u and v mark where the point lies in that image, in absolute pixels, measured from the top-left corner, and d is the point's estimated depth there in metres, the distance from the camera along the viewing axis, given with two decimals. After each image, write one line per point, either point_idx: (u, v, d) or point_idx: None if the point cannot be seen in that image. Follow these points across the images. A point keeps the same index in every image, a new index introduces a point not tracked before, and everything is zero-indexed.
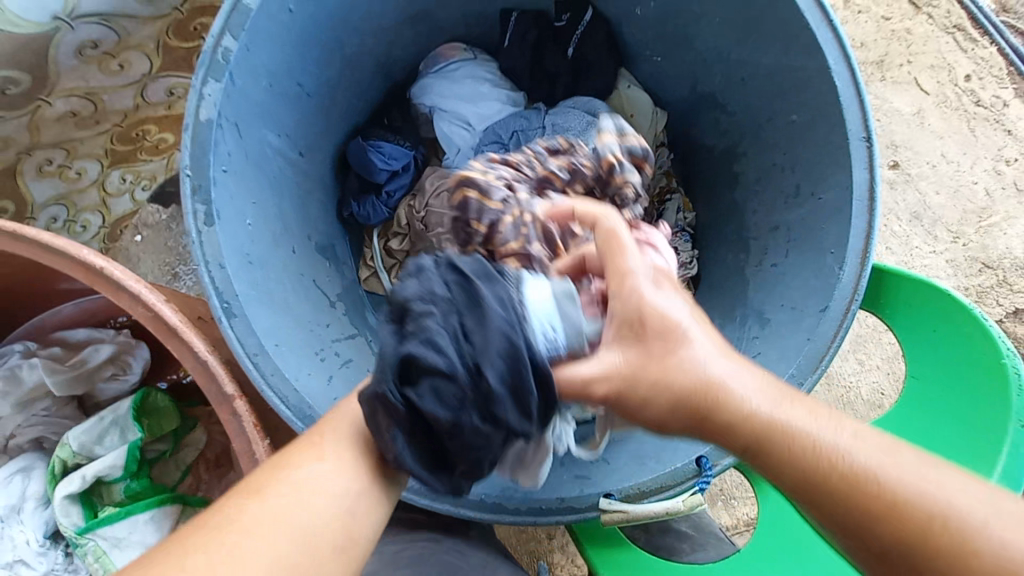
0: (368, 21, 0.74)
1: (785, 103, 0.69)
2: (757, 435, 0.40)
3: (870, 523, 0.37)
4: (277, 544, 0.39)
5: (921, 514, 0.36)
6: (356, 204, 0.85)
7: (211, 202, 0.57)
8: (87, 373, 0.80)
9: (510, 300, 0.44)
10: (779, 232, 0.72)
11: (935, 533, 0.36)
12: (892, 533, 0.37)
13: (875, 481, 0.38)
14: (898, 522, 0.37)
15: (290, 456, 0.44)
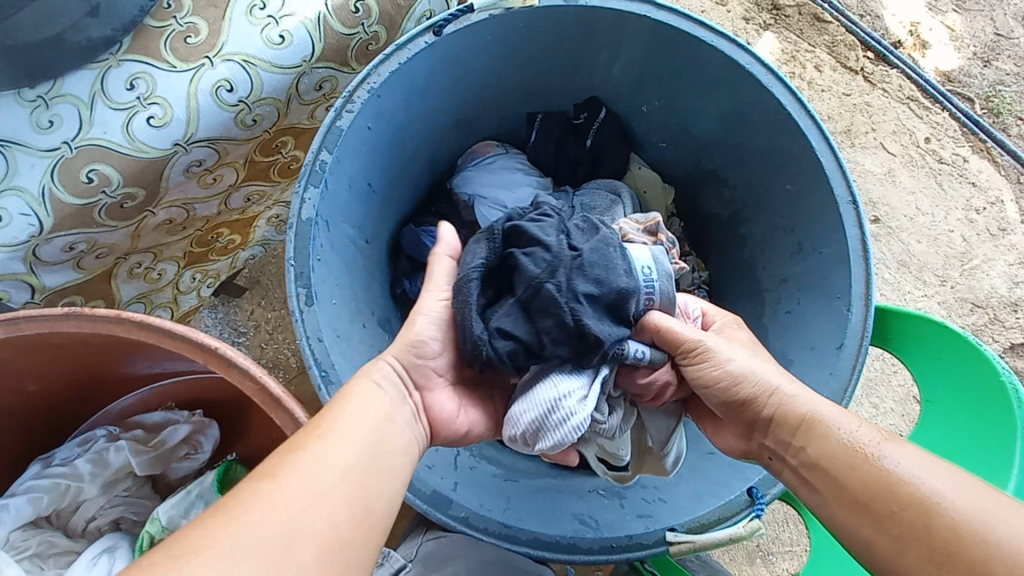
0: (421, 130, 0.88)
1: (779, 177, 0.82)
2: (833, 453, 0.55)
3: (881, 495, 0.51)
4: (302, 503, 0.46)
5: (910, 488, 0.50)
6: (407, 281, 0.96)
7: (309, 287, 0.67)
8: (166, 453, 0.86)
9: (607, 254, 0.62)
10: (790, 284, 0.82)
11: (948, 519, 0.47)
12: (905, 522, 0.49)
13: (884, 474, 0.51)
14: (900, 505, 0.50)
15: (322, 425, 0.52)
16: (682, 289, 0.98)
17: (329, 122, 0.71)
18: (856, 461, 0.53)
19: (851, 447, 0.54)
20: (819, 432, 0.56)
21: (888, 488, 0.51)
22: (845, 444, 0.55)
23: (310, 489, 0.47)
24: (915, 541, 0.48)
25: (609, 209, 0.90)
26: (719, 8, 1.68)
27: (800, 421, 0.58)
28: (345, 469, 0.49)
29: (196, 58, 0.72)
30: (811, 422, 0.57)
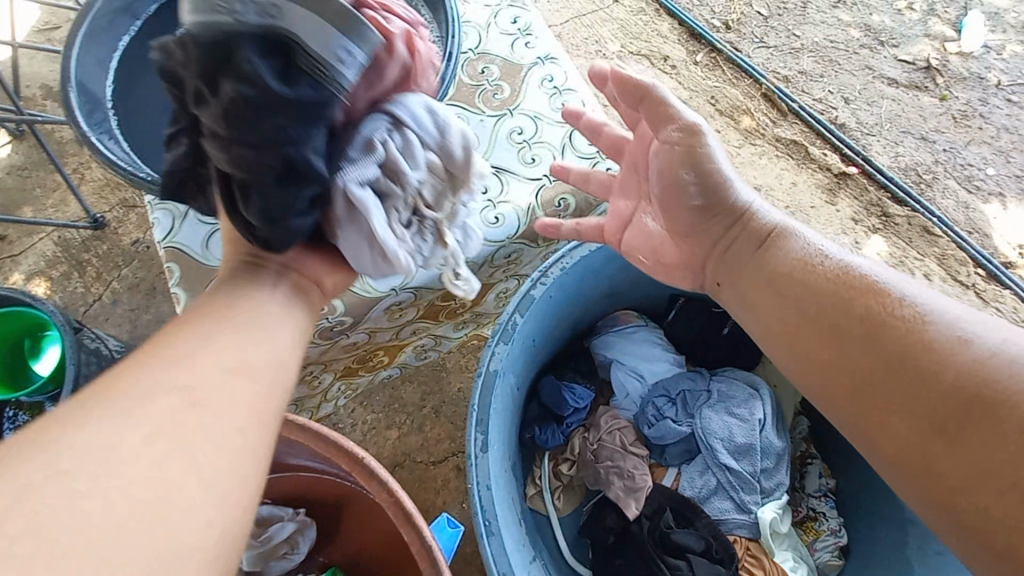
0: (582, 297, 1.00)
1: None
2: (829, 280, 0.68)
3: (895, 349, 0.60)
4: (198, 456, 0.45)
5: (898, 343, 0.60)
6: (538, 429, 1.01)
7: (487, 434, 0.74)
8: (268, 550, 0.89)
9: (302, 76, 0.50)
10: None
11: (904, 349, 0.60)
12: (877, 357, 0.61)
13: (879, 339, 0.62)
14: (884, 357, 0.61)
15: (177, 331, 0.53)
16: (807, 493, 0.98)
17: (527, 291, 0.84)
18: (863, 311, 0.64)
19: (874, 318, 0.63)
20: (828, 294, 0.67)
21: (869, 335, 0.63)
22: (847, 287, 0.66)
23: (181, 383, 0.47)
24: (910, 378, 0.59)
25: (750, 404, 0.95)
26: (828, 205, 1.79)
27: (814, 288, 0.68)
28: (232, 361, 0.51)
29: None
30: (828, 287, 0.67)
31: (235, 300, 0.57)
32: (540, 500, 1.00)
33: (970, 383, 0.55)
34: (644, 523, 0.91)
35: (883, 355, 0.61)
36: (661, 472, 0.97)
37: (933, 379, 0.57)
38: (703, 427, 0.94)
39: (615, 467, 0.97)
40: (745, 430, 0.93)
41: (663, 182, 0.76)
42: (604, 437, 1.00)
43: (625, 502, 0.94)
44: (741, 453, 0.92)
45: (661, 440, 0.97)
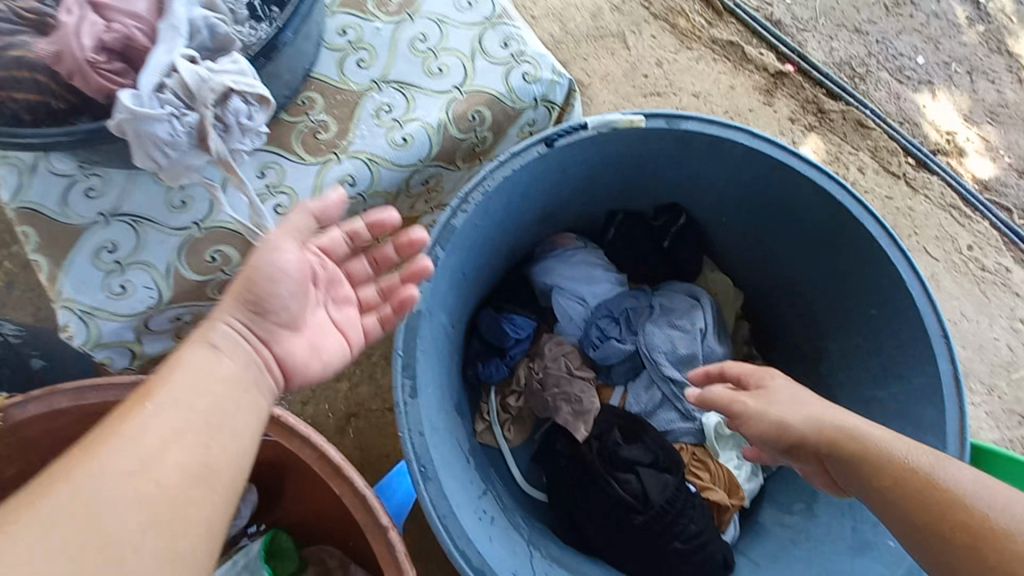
0: (512, 222, 0.93)
1: (863, 302, 0.84)
2: (909, 485, 0.56)
3: (942, 506, 0.54)
4: (135, 457, 0.45)
5: (960, 508, 0.53)
6: (481, 365, 0.98)
7: (414, 379, 0.69)
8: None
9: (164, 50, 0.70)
10: (870, 404, 0.83)
11: (968, 518, 0.52)
12: (930, 508, 0.54)
13: (921, 484, 0.56)
14: (939, 515, 0.54)
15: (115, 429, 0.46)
16: None
17: (446, 220, 0.76)
18: (916, 490, 0.56)
19: (943, 510, 0.54)
20: (918, 486, 0.56)
21: (924, 485, 0.56)
22: (928, 492, 0.55)
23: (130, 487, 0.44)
24: (941, 531, 0.53)
25: (691, 314, 0.94)
26: (766, 107, 1.75)
27: (909, 478, 0.57)
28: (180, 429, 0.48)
29: (325, 152, 0.78)
30: (926, 481, 0.56)
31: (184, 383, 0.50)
32: (489, 435, 0.99)
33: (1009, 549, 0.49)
34: (594, 444, 0.90)
35: (919, 506, 0.55)
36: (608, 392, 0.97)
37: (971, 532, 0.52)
38: (646, 343, 0.93)
39: (562, 394, 0.95)
40: (686, 340, 0.92)
41: (844, 463, 0.62)
42: (549, 365, 0.97)
43: (573, 425, 0.92)
44: (684, 363, 0.92)
45: (607, 361, 0.95)
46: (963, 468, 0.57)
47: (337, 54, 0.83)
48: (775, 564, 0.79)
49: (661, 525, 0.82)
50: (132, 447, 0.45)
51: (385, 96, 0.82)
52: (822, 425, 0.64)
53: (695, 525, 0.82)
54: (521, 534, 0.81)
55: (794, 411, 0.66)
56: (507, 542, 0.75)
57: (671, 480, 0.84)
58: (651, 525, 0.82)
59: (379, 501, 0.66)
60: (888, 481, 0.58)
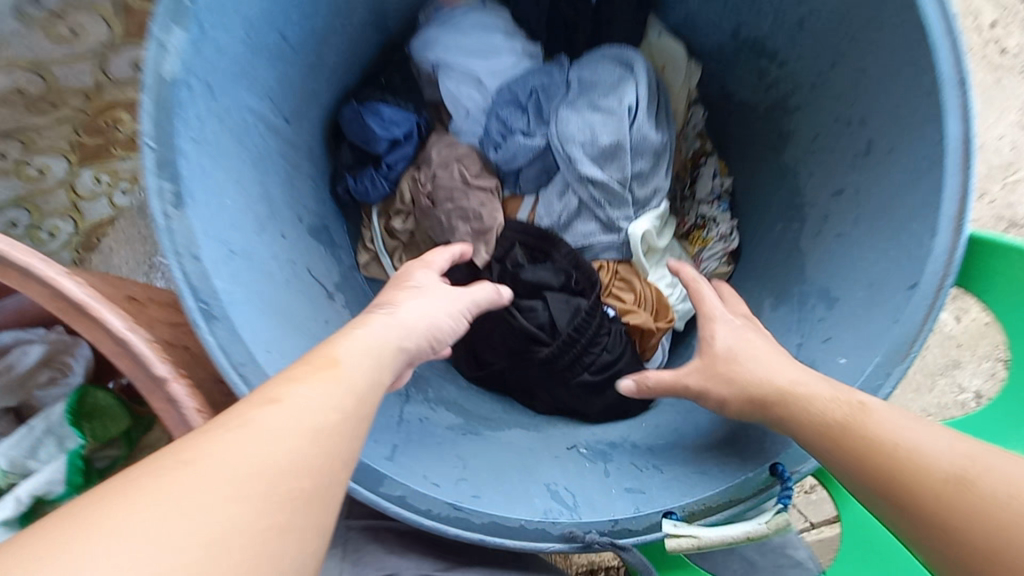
0: None
1: (855, 47, 0.59)
2: (892, 463, 0.41)
3: (928, 490, 0.39)
4: (297, 436, 0.34)
5: (911, 472, 0.40)
6: (351, 178, 0.75)
7: (179, 180, 0.46)
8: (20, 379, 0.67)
9: None
10: (845, 196, 0.62)
11: (933, 488, 0.39)
12: (907, 495, 0.40)
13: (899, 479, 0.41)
14: (901, 487, 0.40)
15: (235, 417, 0.35)
16: (699, 200, 0.80)
17: None
18: (900, 471, 0.41)
19: (943, 492, 0.38)
20: (904, 469, 0.41)
21: (880, 454, 0.42)
22: (928, 474, 0.40)
23: (252, 463, 0.32)
24: (933, 523, 0.38)
25: (620, 89, 0.68)
26: None
27: (889, 458, 0.42)
28: (297, 439, 0.34)
29: None
30: (910, 456, 0.41)
31: (290, 391, 0.37)
32: (376, 267, 0.80)
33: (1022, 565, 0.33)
34: (493, 268, 0.71)
35: (909, 499, 0.40)
36: (516, 205, 0.76)
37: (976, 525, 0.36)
38: (558, 134, 0.69)
39: (457, 210, 0.74)
40: (612, 125, 0.67)
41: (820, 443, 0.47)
42: (438, 174, 0.73)
43: (471, 248, 0.73)
44: (606, 158, 0.69)
45: (511, 164, 0.72)
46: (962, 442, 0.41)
47: None
48: None
49: (567, 358, 0.67)
50: (269, 438, 0.34)
51: None
52: (751, 396, 0.52)
53: (610, 353, 0.68)
54: None
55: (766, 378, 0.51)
56: None
57: (583, 305, 0.68)
58: (556, 358, 0.68)
59: (151, 346, 0.46)
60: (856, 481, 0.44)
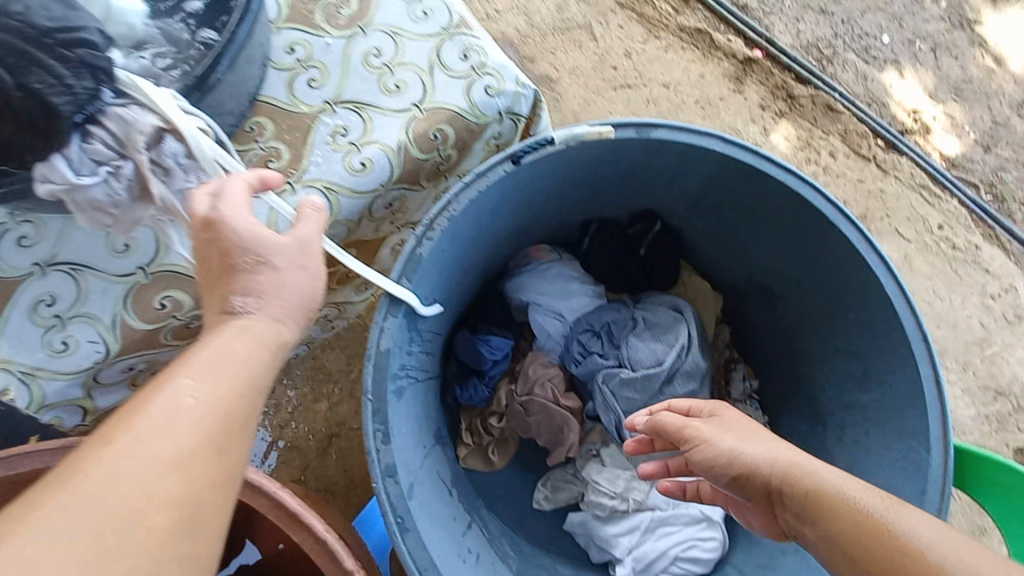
0: (482, 242, 0.89)
1: (842, 305, 0.83)
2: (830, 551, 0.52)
3: (868, 540, 0.49)
4: (168, 432, 0.41)
5: (807, 490, 0.55)
6: (459, 389, 0.95)
7: (386, 422, 0.66)
8: None
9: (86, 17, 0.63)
10: (855, 412, 0.82)
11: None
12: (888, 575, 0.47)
13: (814, 473, 0.56)
14: (875, 547, 0.49)
15: (138, 404, 0.43)
16: (734, 398, 1.00)
17: (411, 249, 0.71)
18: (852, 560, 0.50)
19: (879, 548, 0.48)
20: (845, 530, 0.51)
21: (870, 522, 0.50)
22: (889, 550, 0.48)
23: (114, 477, 0.38)
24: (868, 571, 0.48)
25: (675, 328, 0.90)
26: (736, 95, 1.71)
27: (843, 514, 0.51)
28: (170, 441, 0.41)
29: (278, 183, 0.74)
30: (852, 516, 0.51)
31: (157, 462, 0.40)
32: (473, 459, 0.96)
33: None
34: (588, 465, 0.92)
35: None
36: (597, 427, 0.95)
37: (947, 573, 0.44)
38: (629, 356, 0.89)
39: (548, 420, 0.93)
40: (674, 353, 0.88)
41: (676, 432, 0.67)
42: (532, 390, 0.94)
43: (559, 445, 0.94)
44: (670, 379, 0.88)
45: (588, 377, 0.92)
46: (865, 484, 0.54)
47: (285, 73, 0.78)
48: None
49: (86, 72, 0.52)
50: (169, 433, 0.41)
51: (339, 117, 0.77)
52: (778, 459, 0.58)
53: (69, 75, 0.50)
54: (509, 566, 0.82)
55: (752, 446, 0.61)
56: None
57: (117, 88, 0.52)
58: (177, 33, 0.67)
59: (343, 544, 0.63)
60: (769, 488, 0.58)
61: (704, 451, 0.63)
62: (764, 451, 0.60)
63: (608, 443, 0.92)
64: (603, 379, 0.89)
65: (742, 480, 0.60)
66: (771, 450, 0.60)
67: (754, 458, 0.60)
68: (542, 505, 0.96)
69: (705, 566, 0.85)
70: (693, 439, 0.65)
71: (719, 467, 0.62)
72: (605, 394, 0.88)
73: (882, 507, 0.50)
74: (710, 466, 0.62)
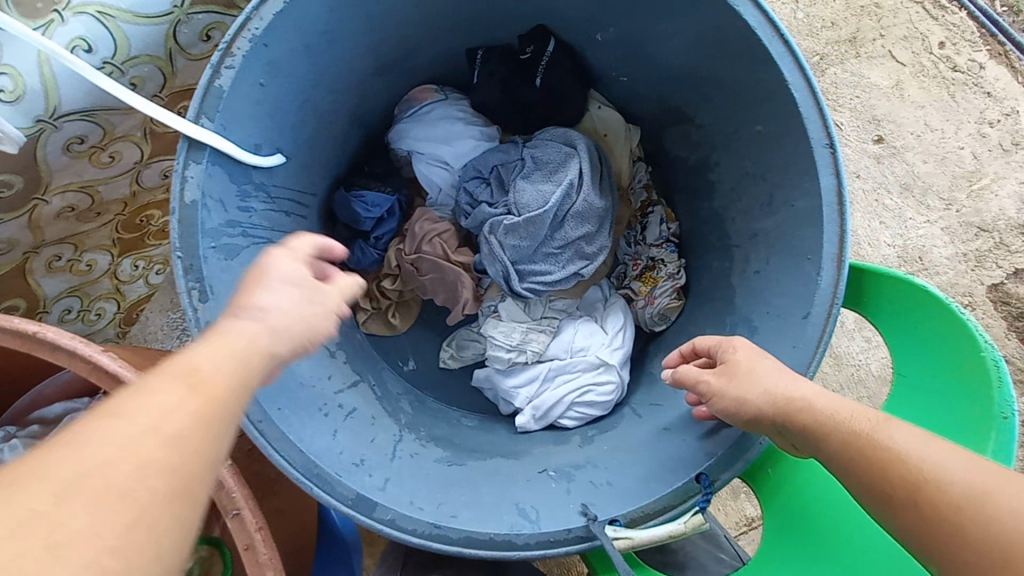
0: (336, 80, 0.76)
1: (750, 116, 0.71)
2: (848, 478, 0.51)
3: (884, 463, 0.49)
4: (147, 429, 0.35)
5: (820, 418, 0.53)
6: (346, 252, 0.88)
7: (204, 278, 0.60)
8: None
9: None
10: (760, 240, 0.73)
11: (962, 505, 0.45)
12: (900, 492, 0.48)
13: (810, 408, 0.54)
14: (890, 471, 0.48)
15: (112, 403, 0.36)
16: (648, 244, 0.91)
17: (207, 81, 0.60)
18: (867, 483, 0.50)
19: (892, 465, 0.48)
20: (865, 454, 0.50)
21: (862, 444, 0.50)
22: (906, 470, 0.48)
23: (90, 456, 0.33)
24: (882, 491, 0.49)
25: (566, 165, 0.79)
26: None
27: (863, 439, 0.50)
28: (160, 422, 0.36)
29: (43, 13, 0.60)
30: (871, 437, 0.50)
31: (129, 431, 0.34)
32: (373, 323, 0.92)
33: (974, 498, 0.45)
34: (486, 321, 0.87)
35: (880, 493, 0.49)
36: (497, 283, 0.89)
37: (948, 488, 0.46)
38: (515, 201, 0.80)
39: (440, 277, 0.87)
40: (564, 193, 0.78)
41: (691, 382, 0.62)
42: (420, 246, 0.87)
43: (454, 302, 0.88)
44: (561, 223, 0.79)
45: (478, 229, 0.84)
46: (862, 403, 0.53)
47: None
48: (657, 417, 0.75)
49: None
50: (132, 424, 0.35)
51: None
52: (776, 397, 0.55)
53: None
54: (397, 420, 0.79)
55: (754, 385, 0.57)
56: (359, 436, 0.69)
57: None
58: None
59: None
60: (773, 423, 0.56)
61: (720, 398, 0.59)
62: (769, 381, 0.57)
63: (504, 298, 0.87)
64: (489, 229, 0.81)
65: (751, 415, 0.57)
66: (772, 378, 0.57)
67: (771, 390, 0.56)
68: (448, 364, 0.94)
69: (603, 409, 0.83)
70: (722, 385, 0.59)
71: (731, 407, 0.59)
72: (490, 245, 0.81)
73: (892, 426, 0.51)
74: (719, 400, 0.59)
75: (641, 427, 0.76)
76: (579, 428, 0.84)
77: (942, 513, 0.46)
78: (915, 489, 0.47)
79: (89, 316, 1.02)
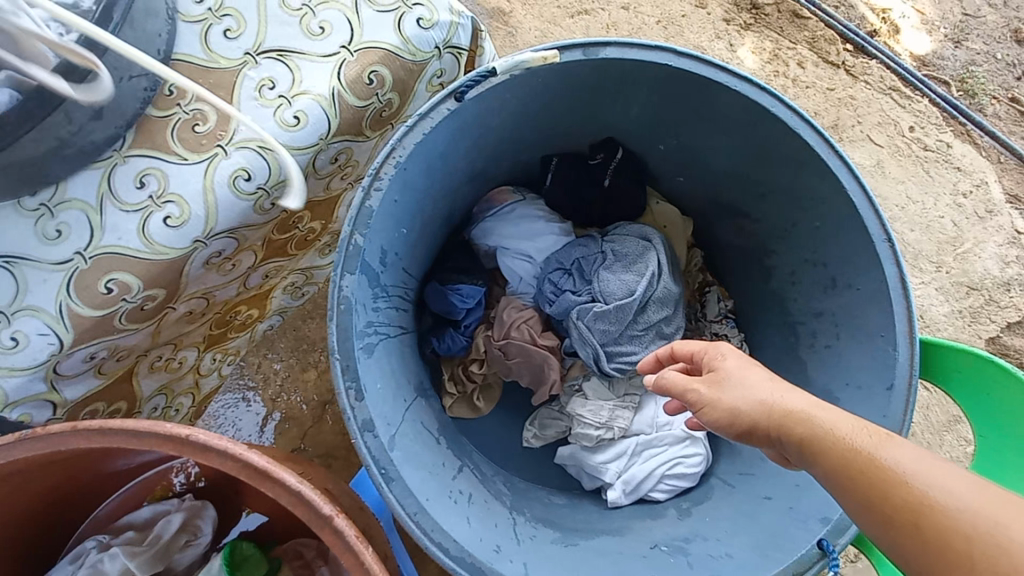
0: (439, 189, 0.85)
1: (805, 213, 0.82)
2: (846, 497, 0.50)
3: (884, 484, 0.48)
4: None
5: (815, 432, 0.52)
6: (437, 340, 0.94)
7: (358, 378, 0.65)
8: (166, 547, 0.81)
9: None
10: (826, 318, 0.83)
11: (969, 533, 0.43)
12: (898, 514, 0.47)
13: (808, 420, 0.53)
14: (890, 497, 0.47)
15: None
16: (710, 319, 1.01)
17: (358, 202, 0.69)
18: (864, 505, 0.48)
19: (893, 488, 0.47)
20: (861, 473, 0.49)
21: (866, 463, 0.49)
22: (902, 494, 0.47)
23: None
24: (882, 513, 0.47)
25: (644, 258, 0.90)
26: (699, 10, 1.52)
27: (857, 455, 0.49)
28: None
29: (208, 147, 0.70)
30: (868, 457, 0.49)
31: None
32: (460, 406, 0.97)
33: (971, 524, 0.43)
34: (572, 400, 0.93)
35: (881, 518, 0.48)
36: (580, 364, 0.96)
37: (945, 515, 0.45)
38: (601, 289, 0.88)
39: (528, 360, 0.94)
40: (645, 282, 0.87)
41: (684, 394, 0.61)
42: (509, 333, 0.94)
43: (540, 383, 0.95)
44: (643, 308, 0.88)
45: (563, 315, 0.92)
46: (862, 421, 0.53)
47: (197, 25, 0.71)
48: (752, 487, 0.80)
49: None
50: None
51: (263, 68, 0.72)
52: (770, 408, 0.55)
53: None
54: (503, 502, 0.82)
55: (748, 397, 0.57)
56: (485, 521, 0.73)
57: None
58: None
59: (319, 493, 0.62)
60: (769, 436, 0.55)
61: (710, 410, 0.58)
62: (763, 392, 0.57)
63: (589, 377, 0.93)
64: (577, 316, 0.89)
65: (747, 426, 0.56)
66: (768, 390, 0.57)
67: (761, 397, 0.56)
68: (531, 442, 0.97)
69: (691, 481, 0.88)
70: (714, 399, 0.58)
71: (731, 417, 0.57)
72: (579, 330, 0.88)
73: (894, 448, 0.50)
74: (712, 410, 0.58)
75: (736, 496, 0.81)
76: (670, 500, 0.88)
77: (942, 540, 0.44)
78: (915, 512, 0.46)
79: (170, 411, 1.04)
